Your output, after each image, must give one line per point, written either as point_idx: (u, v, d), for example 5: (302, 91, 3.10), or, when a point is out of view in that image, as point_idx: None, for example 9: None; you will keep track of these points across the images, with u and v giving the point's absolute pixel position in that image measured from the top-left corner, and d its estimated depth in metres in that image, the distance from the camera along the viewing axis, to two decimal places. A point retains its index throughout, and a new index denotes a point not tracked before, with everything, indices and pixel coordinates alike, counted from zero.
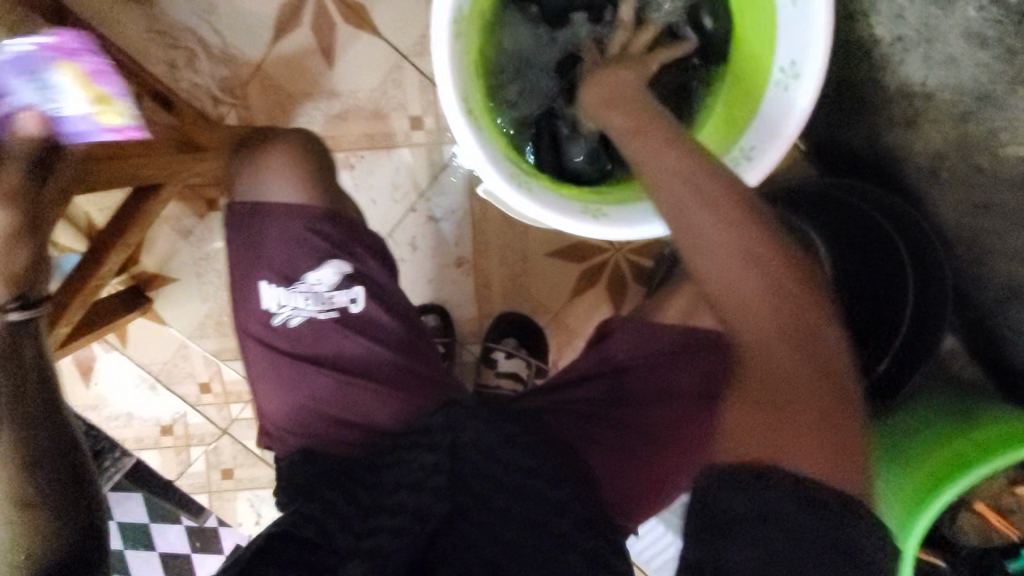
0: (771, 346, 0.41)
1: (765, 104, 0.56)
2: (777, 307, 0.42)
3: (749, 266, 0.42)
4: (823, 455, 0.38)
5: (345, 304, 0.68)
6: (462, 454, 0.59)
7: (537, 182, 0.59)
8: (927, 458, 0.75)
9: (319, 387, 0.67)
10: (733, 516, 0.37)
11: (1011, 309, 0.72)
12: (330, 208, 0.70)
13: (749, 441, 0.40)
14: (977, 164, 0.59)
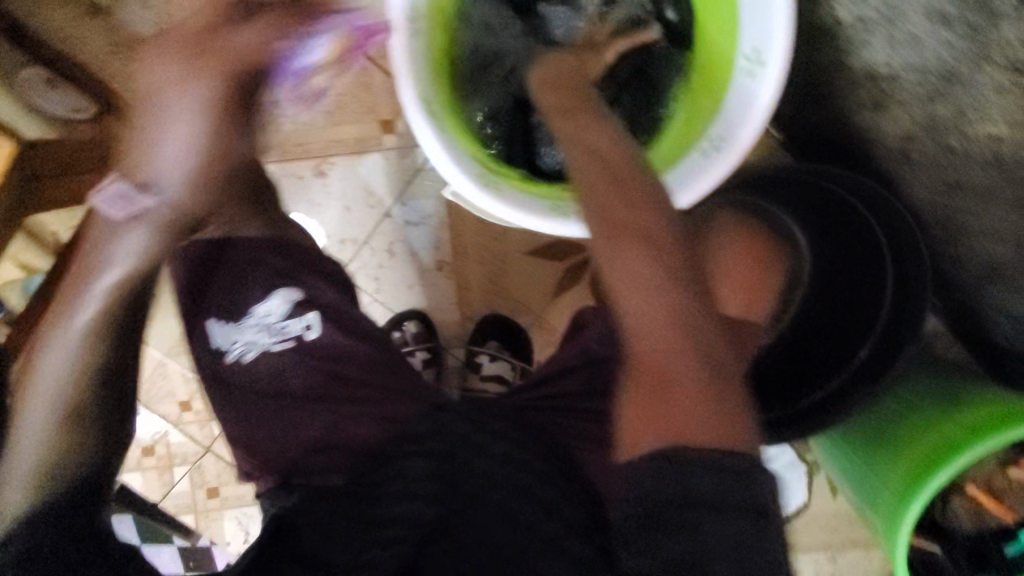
0: (670, 334, 0.43)
1: (735, 91, 0.55)
2: (666, 294, 0.43)
3: (665, 270, 0.43)
4: (716, 423, 0.41)
5: (300, 332, 0.68)
6: (458, 456, 0.60)
7: (504, 182, 0.58)
8: (914, 442, 0.75)
9: (288, 415, 0.66)
10: (662, 499, 0.39)
11: (990, 286, 0.73)
12: (271, 237, 0.71)
13: (642, 439, 0.42)
14: (947, 144, 0.59)
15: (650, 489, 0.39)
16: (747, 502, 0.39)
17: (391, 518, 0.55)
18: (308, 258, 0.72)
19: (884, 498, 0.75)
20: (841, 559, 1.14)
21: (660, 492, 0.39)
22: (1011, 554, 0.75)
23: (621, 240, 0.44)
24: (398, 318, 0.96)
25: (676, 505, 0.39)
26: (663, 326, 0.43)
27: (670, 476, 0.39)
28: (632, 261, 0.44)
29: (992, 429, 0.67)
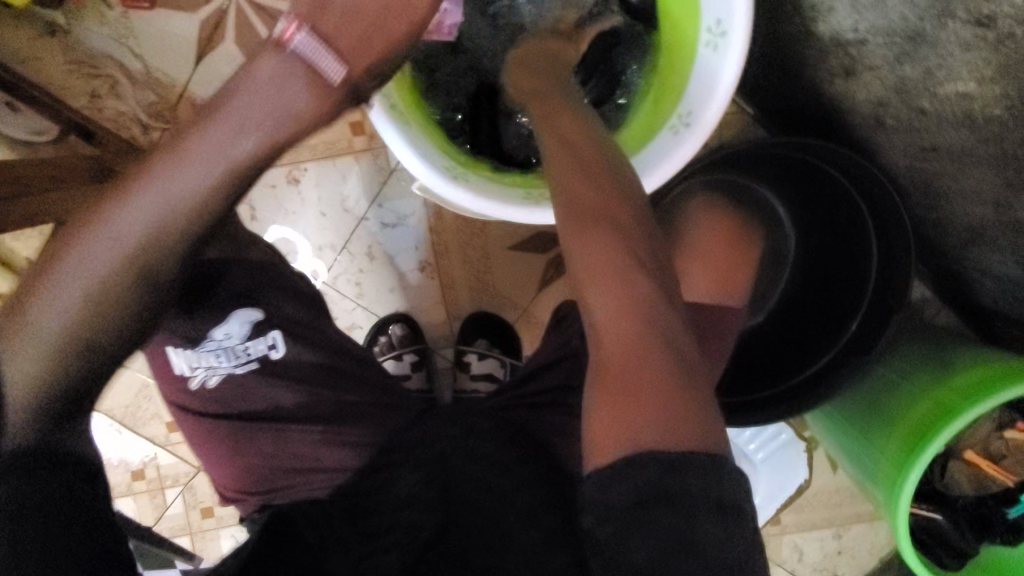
0: (624, 329, 0.46)
1: (698, 67, 0.54)
2: (625, 285, 0.46)
3: (617, 266, 0.47)
4: (676, 425, 0.43)
5: (264, 351, 0.66)
6: (448, 462, 0.62)
7: (473, 174, 0.57)
8: (909, 410, 0.74)
9: (257, 438, 0.65)
10: (652, 517, 0.42)
11: (973, 248, 0.72)
12: (225, 256, 0.66)
13: (611, 444, 0.44)
14: (920, 107, 0.58)
15: (617, 494, 0.43)
16: (705, 501, 0.42)
17: (392, 525, 0.57)
18: (269, 278, 0.69)
19: (882, 468, 0.75)
20: (846, 533, 1.14)
21: (626, 497, 0.43)
22: (1013, 516, 0.75)
23: (578, 234, 0.47)
24: (383, 322, 0.95)
25: (662, 530, 0.42)
26: (616, 330, 0.47)
27: (634, 481, 0.43)
28: (586, 254, 0.47)
29: (986, 391, 0.67)
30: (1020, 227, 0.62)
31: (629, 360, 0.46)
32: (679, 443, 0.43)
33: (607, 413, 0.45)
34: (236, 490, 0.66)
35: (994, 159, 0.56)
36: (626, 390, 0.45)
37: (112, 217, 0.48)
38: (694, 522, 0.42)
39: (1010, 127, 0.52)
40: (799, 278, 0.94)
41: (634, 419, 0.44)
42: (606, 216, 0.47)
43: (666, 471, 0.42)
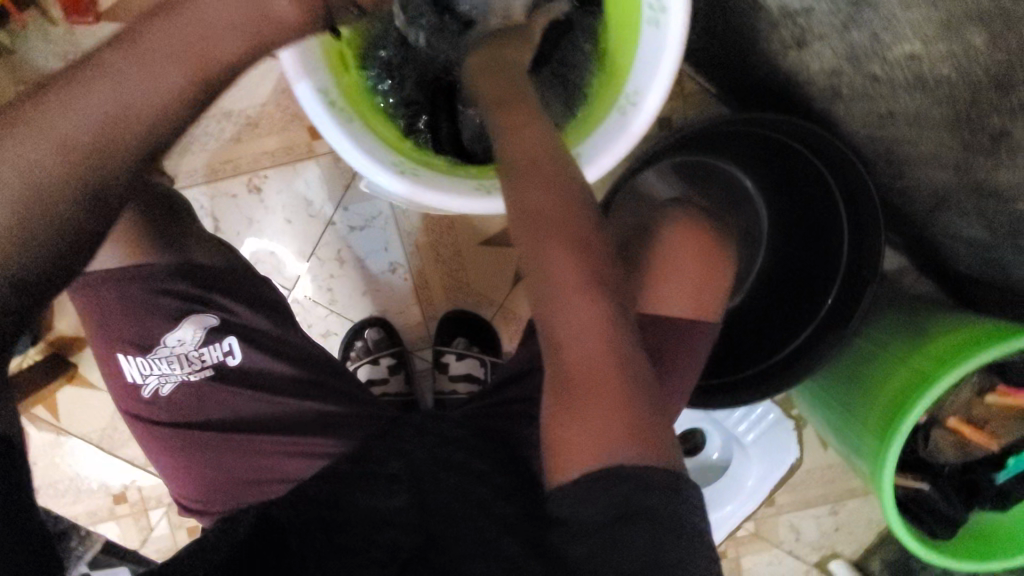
0: (579, 327, 0.45)
1: (644, 43, 0.53)
2: (579, 275, 0.45)
3: (575, 257, 0.45)
4: (629, 431, 0.45)
5: (220, 358, 0.66)
6: (420, 472, 0.60)
7: (424, 167, 0.56)
8: (888, 381, 0.73)
9: (215, 450, 0.64)
10: (624, 521, 0.44)
11: (940, 214, 0.72)
12: (178, 262, 0.66)
13: (569, 461, 0.46)
14: (872, 73, 0.58)
15: (586, 511, 0.45)
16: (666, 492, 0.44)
17: (372, 541, 0.54)
18: (226, 281, 0.67)
19: (865, 442, 0.74)
20: (841, 509, 1.13)
21: (597, 513, 0.44)
22: (1001, 480, 0.75)
23: (532, 225, 0.45)
24: (358, 327, 0.93)
25: (636, 529, 0.44)
26: (575, 324, 0.45)
27: (599, 498, 0.44)
28: (541, 249, 0.44)
29: (959, 355, 0.66)
30: (982, 188, 0.61)
31: (581, 348, 0.46)
32: (641, 455, 0.45)
33: (562, 422, 0.47)
34: (198, 503, 0.65)
35: (950, 121, 0.55)
36: (578, 396, 0.46)
37: (68, 91, 0.42)
38: (659, 537, 0.43)
39: (959, 86, 0.51)
40: (775, 256, 0.93)
41: (590, 420, 0.45)
42: (556, 202, 0.45)
43: (631, 487, 0.44)
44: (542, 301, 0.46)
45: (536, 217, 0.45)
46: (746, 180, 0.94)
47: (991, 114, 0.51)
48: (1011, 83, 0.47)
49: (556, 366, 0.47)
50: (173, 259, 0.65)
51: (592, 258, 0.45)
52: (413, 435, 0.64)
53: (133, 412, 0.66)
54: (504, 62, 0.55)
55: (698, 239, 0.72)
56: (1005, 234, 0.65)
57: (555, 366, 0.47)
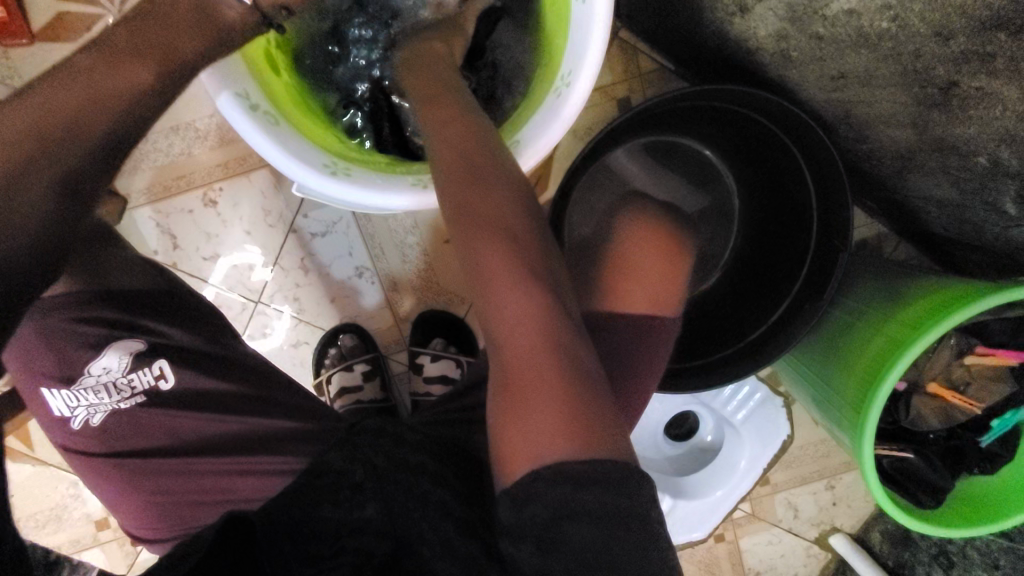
0: (520, 326, 0.44)
1: (576, 22, 0.52)
2: (514, 270, 0.44)
3: (507, 251, 0.44)
4: (570, 431, 0.43)
5: (150, 383, 0.65)
6: (385, 477, 0.57)
7: (359, 166, 0.55)
8: (865, 350, 0.71)
9: (161, 475, 0.64)
10: (580, 516, 0.42)
11: (908, 176, 0.70)
12: (96, 287, 0.65)
13: (515, 463, 0.45)
14: (815, 33, 0.56)
15: (528, 513, 0.43)
16: (610, 488, 0.42)
17: (340, 547, 0.53)
18: (165, 300, 0.69)
19: (845, 414, 0.72)
20: (838, 484, 1.11)
21: (539, 516, 0.43)
22: (985, 443, 0.74)
23: (463, 220, 0.44)
24: (330, 336, 0.92)
25: (589, 515, 0.42)
26: (517, 321, 0.44)
27: (541, 501, 0.43)
28: (476, 245, 0.44)
29: (932, 320, 0.64)
30: (941, 145, 0.59)
31: (522, 344, 0.45)
32: (581, 454, 0.42)
33: (503, 423, 0.46)
34: (148, 531, 0.65)
35: (899, 77, 0.54)
36: (518, 394, 0.45)
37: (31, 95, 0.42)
38: (603, 538, 0.43)
39: (901, 39, 0.49)
40: (747, 233, 0.89)
41: (535, 415, 0.44)
42: (488, 195, 0.44)
43: (573, 488, 0.42)
44: (479, 292, 0.45)
45: (472, 212, 0.43)
46: (706, 150, 0.90)
47: (937, 66, 0.50)
48: (952, 31, 0.46)
49: (500, 363, 0.46)
50: (89, 285, 0.65)
51: (524, 249, 0.44)
52: (375, 440, 0.62)
53: (68, 445, 0.65)
54: (431, 53, 0.53)
55: (651, 244, 0.71)
56: (971, 192, 0.63)
57: (498, 364, 0.47)
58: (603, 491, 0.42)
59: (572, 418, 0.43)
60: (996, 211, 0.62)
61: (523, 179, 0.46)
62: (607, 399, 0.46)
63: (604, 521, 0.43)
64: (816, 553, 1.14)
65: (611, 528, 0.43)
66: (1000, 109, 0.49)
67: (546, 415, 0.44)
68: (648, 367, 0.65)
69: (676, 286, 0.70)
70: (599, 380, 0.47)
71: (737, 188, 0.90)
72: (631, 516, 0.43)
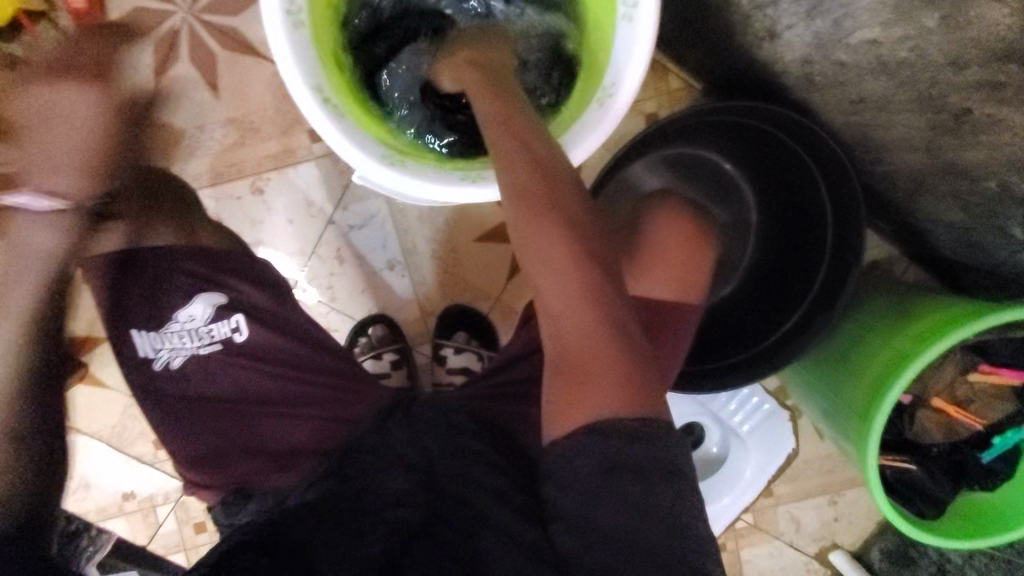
0: (578, 306, 0.49)
1: (619, 38, 0.57)
2: (574, 254, 0.48)
3: (561, 232, 0.48)
4: (626, 398, 0.49)
5: (227, 334, 0.76)
6: (437, 463, 0.66)
7: (415, 160, 0.59)
8: (873, 361, 0.75)
9: (219, 421, 0.75)
10: (631, 477, 0.48)
11: (919, 199, 0.74)
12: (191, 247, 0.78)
13: (570, 419, 0.50)
14: (838, 59, 0.61)
15: (579, 465, 0.49)
16: (652, 444, 0.48)
17: (380, 516, 0.59)
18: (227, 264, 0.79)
19: (850, 423, 0.76)
20: (841, 500, 1.13)
21: (588, 467, 0.48)
22: (987, 460, 0.77)
23: (524, 207, 0.48)
24: (361, 324, 0.96)
25: (629, 469, 0.48)
26: (578, 299, 0.49)
27: (593, 453, 0.48)
28: (538, 232, 0.48)
29: (937, 333, 0.68)
30: (952, 170, 0.64)
31: (580, 322, 0.49)
32: (637, 413, 0.48)
33: (561, 390, 0.50)
34: (200, 477, 0.74)
35: (914, 103, 0.59)
36: (573, 363, 0.50)
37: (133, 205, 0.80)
38: (642, 491, 0.48)
39: (918, 68, 0.54)
40: (764, 243, 0.92)
41: (590, 384, 0.49)
42: (546, 187, 0.49)
43: (624, 441, 0.48)
44: (532, 270, 0.49)
45: (538, 196, 0.48)
46: (726, 163, 0.92)
47: (951, 93, 0.54)
48: (965, 60, 0.50)
49: (556, 344, 0.51)
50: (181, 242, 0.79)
51: (579, 234, 0.49)
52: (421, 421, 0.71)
53: (144, 389, 0.76)
54: (485, 60, 0.59)
55: (676, 220, 0.76)
56: (979, 215, 0.67)
57: (555, 344, 0.51)
58: (649, 445, 0.48)
59: (624, 385, 0.49)
60: (1003, 234, 0.66)
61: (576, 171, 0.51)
62: (652, 374, 0.51)
63: (636, 470, 0.48)
64: (817, 569, 1.16)
65: (653, 484, 0.48)
66: (1007, 133, 0.53)
67: (599, 388, 0.49)
68: (674, 350, 0.71)
69: (696, 274, 0.75)
70: (640, 355, 0.50)
71: (755, 202, 0.93)
72: (659, 478, 0.49)
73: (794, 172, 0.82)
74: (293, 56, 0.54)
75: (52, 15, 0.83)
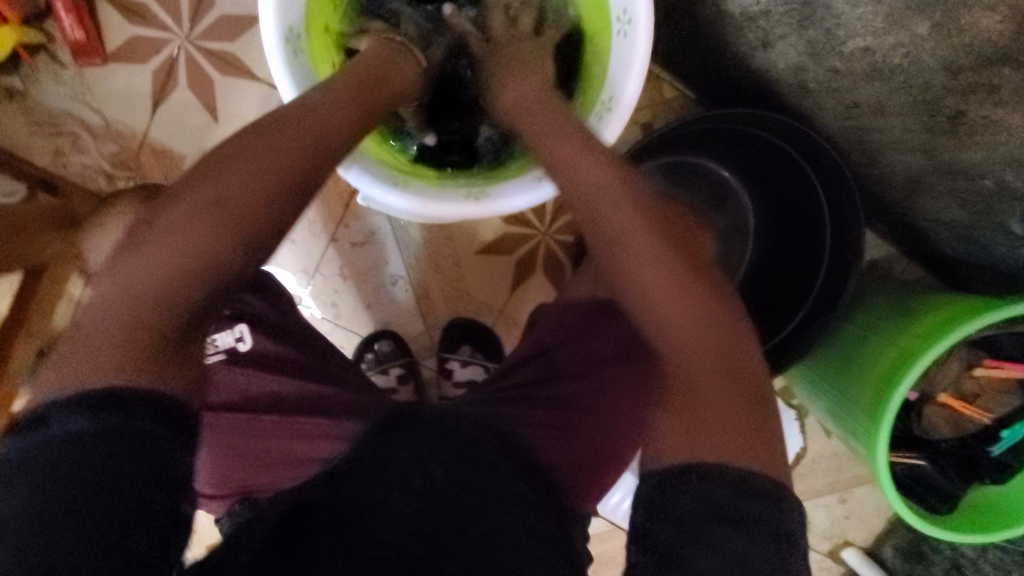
0: (690, 343, 0.49)
1: (617, 55, 0.59)
2: (682, 284, 0.49)
3: (662, 262, 0.50)
4: (737, 438, 0.46)
5: (232, 343, 0.77)
6: (436, 480, 0.62)
7: (417, 181, 0.60)
8: (880, 359, 0.76)
9: (231, 434, 0.74)
10: (738, 530, 0.43)
11: (917, 198, 0.75)
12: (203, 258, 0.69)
13: (681, 447, 0.46)
14: (832, 66, 0.61)
15: (683, 500, 0.44)
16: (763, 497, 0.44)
17: (383, 504, 0.58)
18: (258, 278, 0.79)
19: (858, 423, 0.76)
20: (850, 497, 1.14)
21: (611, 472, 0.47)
22: (996, 454, 0.77)
23: (615, 235, 0.51)
24: (367, 340, 0.96)
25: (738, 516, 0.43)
26: (684, 334, 0.49)
27: (698, 493, 0.44)
28: (633, 261, 0.50)
29: (943, 330, 0.69)
30: (949, 169, 0.65)
31: (694, 359, 0.49)
32: (746, 456, 0.45)
33: (670, 421, 0.48)
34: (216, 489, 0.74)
35: (910, 107, 0.59)
36: (684, 395, 0.48)
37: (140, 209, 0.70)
38: (747, 543, 0.43)
39: (912, 71, 0.55)
40: (761, 247, 0.92)
41: (702, 418, 0.47)
42: (634, 214, 0.50)
43: (731, 487, 0.44)
44: (641, 304, 0.50)
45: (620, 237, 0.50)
46: (726, 174, 0.91)
47: (945, 96, 0.55)
48: (958, 65, 0.50)
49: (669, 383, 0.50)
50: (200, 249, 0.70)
51: (686, 268, 0.50)
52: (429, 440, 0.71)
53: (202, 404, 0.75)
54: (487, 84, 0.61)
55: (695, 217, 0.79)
56: (978, 212, 0.68)
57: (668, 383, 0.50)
58: (759, 499, 0.44)
59: (734, 425, 0.46)
60: (1002, 230, 0.67)
61: (583, 184, 0.52)
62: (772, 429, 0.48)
63: (745, 522, 0.43)
64: (829, 567, 1.16)
65: (752, 540, 0.43)
66: (1004, 132, 0.54)
67: (711, 423, 0.46)
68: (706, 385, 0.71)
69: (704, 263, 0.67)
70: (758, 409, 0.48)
71: (752, 206, 0.91)
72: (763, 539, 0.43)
73: (791, 177, 0.83)
74: (289, 76, 0.56)
75: (49, 47, 0.83)
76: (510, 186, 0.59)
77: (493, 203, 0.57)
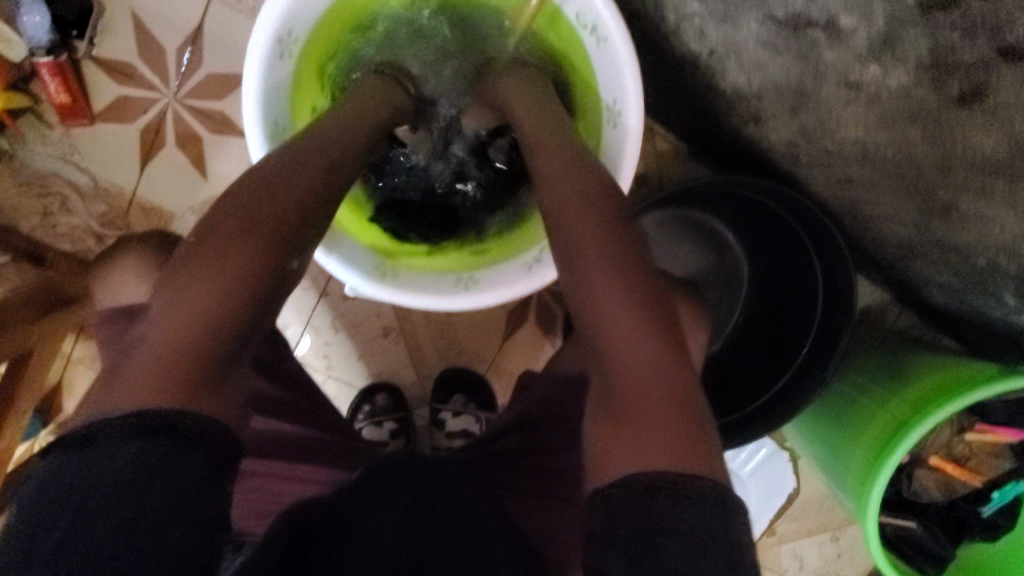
0: (644, 381, 0.47)
1: (609, 142, 0.60)
2: (657, 347, 0.48)
3: (642, 341, 0.48)
4: (674, 450, 0.44)
5: None
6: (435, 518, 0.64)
7: (406, 269, 0.60)
8: (871, 425, 0.75)
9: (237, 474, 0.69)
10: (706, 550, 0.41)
11: (910, 262, 0.75)
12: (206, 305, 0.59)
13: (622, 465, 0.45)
14: (824, 147, 0.61)
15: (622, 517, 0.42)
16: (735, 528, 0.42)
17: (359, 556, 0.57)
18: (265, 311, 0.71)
19: (849, 486, 0.76)
20: (841, 536, 1.14)
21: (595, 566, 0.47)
22: (987, 514, 0.77)
23: (601, 314, 0.49)
24: (365, 394, 0.96)
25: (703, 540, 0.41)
26: (658, 404, 0.47)
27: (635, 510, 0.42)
28: (607, 326, 0.49)
29: (935, 402, 0.68)
30: (941, 245, 0.64)
31: (646, 389, 0.47)
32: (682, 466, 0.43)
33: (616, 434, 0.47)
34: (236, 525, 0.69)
35: (902, 190, 0.59)
36: (632, 418, 0.47)
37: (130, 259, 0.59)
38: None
39: (904, 164, 0.54)
40: (751, 303, 0.92)
41: (649, 434, 0.45)
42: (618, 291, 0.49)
43: (677, 501, 0.42)
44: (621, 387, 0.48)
45: (604, 318, 0.49)
46: (727, 233, 0.92)
47: (937, 188, 0.55)
48: (950, 166, 0.50)
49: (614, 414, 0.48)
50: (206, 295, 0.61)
51: (662, 334, 0.49)
52: None
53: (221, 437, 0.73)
54: None
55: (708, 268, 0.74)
56: (972, 283, 0.67)
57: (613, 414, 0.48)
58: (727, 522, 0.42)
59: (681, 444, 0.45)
60: (994, 302, 0.67)
61: (570, 279, 0.51)
62: None
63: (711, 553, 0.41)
64: None
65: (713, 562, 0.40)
66: (995, 226, 0.53)
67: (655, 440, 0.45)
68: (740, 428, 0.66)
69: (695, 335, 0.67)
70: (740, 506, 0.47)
71: (745, 262, 0.92)
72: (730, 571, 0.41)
73: (783, 237, 0.83)
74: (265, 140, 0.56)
75: (36, 108, 0.82)
76: (501, 271, 0.60)
77: (483, 292, 0.57)
